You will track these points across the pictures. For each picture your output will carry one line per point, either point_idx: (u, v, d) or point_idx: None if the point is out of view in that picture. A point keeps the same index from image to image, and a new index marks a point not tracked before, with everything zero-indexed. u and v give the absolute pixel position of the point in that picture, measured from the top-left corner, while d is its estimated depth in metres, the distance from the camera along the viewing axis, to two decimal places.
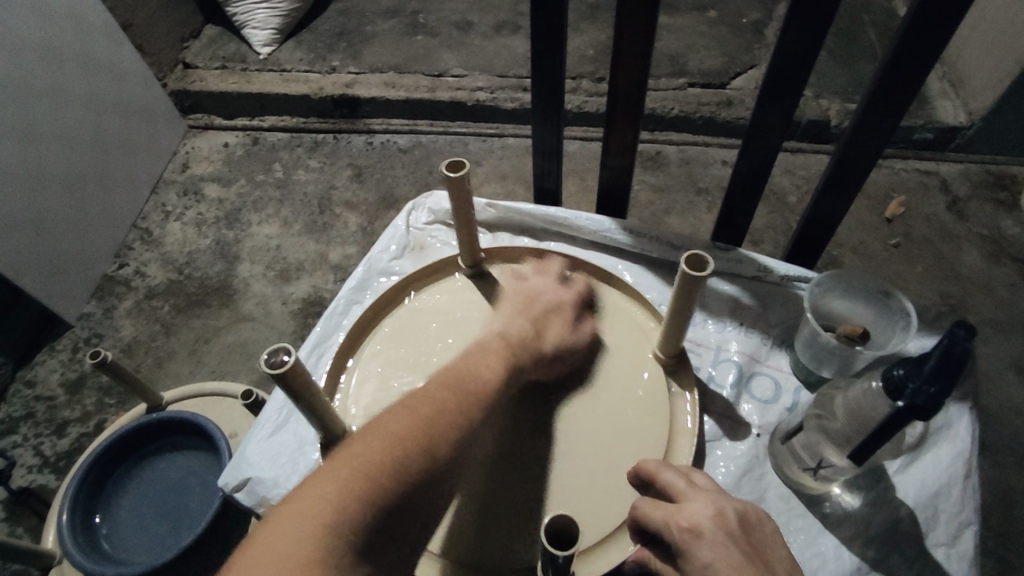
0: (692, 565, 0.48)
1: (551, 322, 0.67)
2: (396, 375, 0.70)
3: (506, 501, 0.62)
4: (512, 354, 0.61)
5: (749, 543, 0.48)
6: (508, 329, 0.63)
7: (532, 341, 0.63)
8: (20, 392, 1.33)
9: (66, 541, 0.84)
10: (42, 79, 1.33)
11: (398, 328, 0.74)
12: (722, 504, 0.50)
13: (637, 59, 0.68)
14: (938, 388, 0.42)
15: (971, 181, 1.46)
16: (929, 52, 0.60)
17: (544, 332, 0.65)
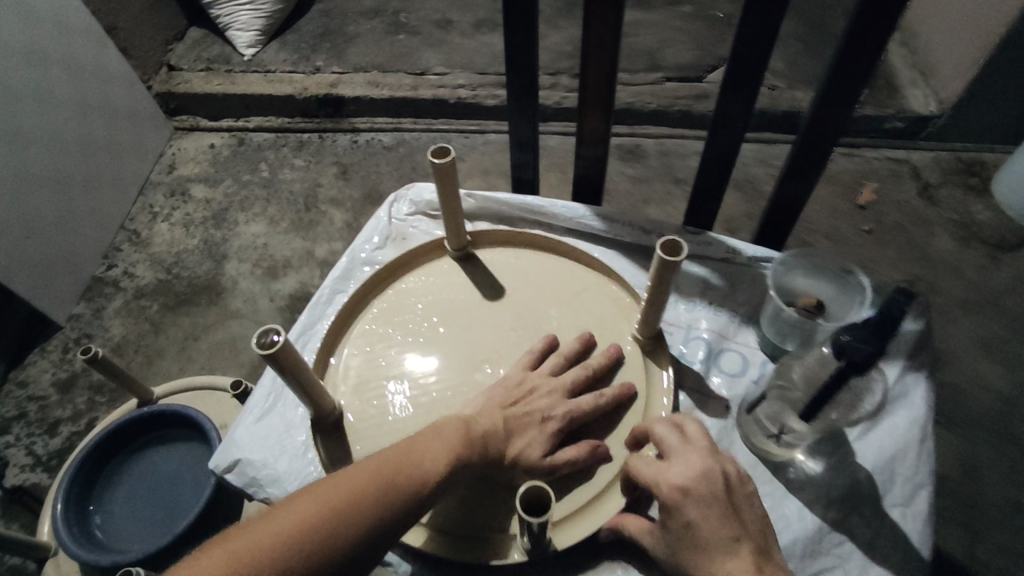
0: (676, 520, 0.52)
1: (530, 425, 0.62)
2: (383, 355, 0.73)
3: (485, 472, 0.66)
4: (467, 449, 0.58)
5: (730, 503, 0.52)
6: (474, 422, 0.60)
7: (494, 443, 0.60)
8: (11, 393, 1.34)
9: (61, 529, 0.86)
10: (26, 83, 1.34)
11: (386, 309, 0.76)
12: (710, 464, 0.54)
13: (605, 52, 0.71)
14: (874, 348, 0.45)
15: (941, 168, 1.50)
16: (879, 40, 0.63)
17: (513, 435, 0.60)
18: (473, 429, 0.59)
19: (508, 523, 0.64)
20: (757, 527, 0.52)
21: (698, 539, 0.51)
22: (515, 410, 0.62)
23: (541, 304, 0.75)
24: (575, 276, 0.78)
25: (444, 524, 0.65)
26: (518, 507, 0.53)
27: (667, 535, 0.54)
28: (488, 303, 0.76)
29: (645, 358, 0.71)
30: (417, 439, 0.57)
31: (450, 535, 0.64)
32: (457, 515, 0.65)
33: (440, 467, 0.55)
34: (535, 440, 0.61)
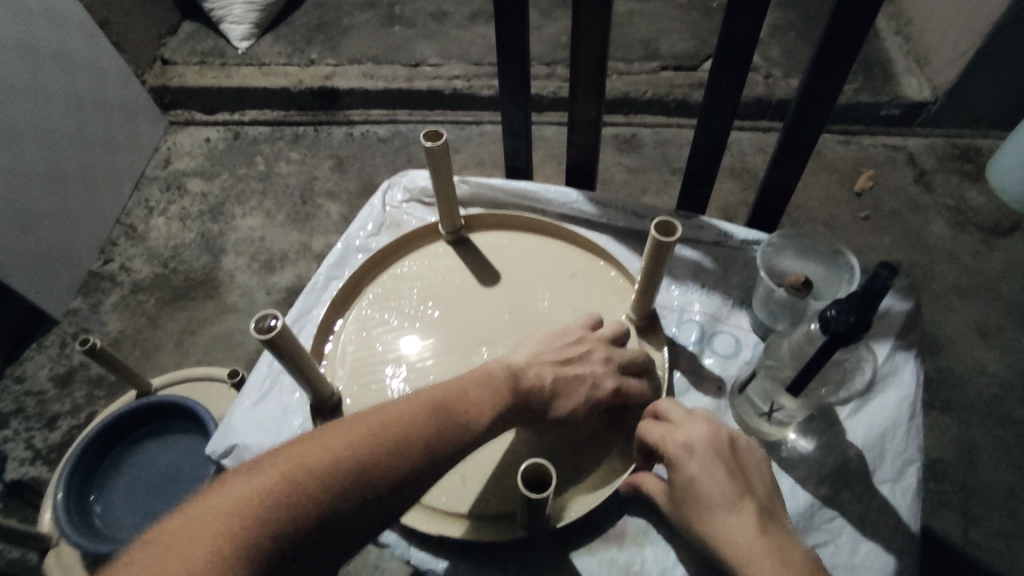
0: (679, 476, 0.54)
1: (575, 390, 0.62)
2: (380, 340, 0.73)
3: (486, 459, 0.67)
4: (514, 399, 0.58)
5: (737, 464, 0.54)
6: (525, 373, 0.60)
7: (539, 397, 0.60)
8: (9, 387, 1.34)
9: (62, 518, 0.86)
10: (20, 77, 1.34)
11: (381, 293, 0.77)
12: (717, 428, 0.56)
13: (595, 37, 0.71)
14: (858, 317, 0.45)
15: (937, 155, 1.51)
16: (864, 23, 0.64)
17: (558, 396, 0.61)
18: (521, 381, 0.60)
19: (512, 504, 0.65)
20: (764, 488, 0.53)
21: (702, 493, 0.52)
22: (567, 370, 0.62)
23: (536, 286, 0.76)
24: (567, 258, 0.78)
25: (445, 505, 0.65)
26: (520, 481, 0.53)
27: (673, 494, 0.55)
28: (482, 286, 0.76)
29: (641, 339, 0.72)
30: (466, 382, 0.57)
31: (450, 513, 0.65)
32: (460, 496, 0.65)
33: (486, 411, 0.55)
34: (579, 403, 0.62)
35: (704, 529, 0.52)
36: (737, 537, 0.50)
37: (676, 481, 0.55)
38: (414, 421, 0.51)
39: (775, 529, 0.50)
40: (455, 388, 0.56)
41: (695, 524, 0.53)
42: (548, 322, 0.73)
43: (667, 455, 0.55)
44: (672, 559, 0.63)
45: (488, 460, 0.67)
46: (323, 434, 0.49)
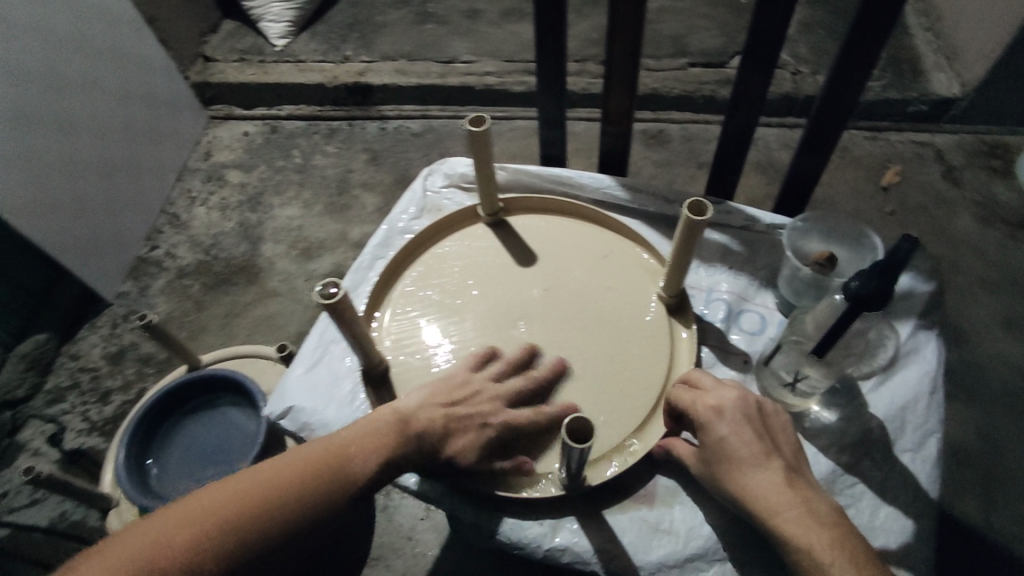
0: (709, 437, 0.58)
1: (463, 432, 0.64)
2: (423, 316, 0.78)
3: None
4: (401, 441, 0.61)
5: (764, 428, 0.58)
6: (416, 415, 0.63)
7: (432, 438, 0.63)
8: (65, 364, 1.42)
9: (123, 478, 0.94)
10: (79, 73, 1.42)
11: (424, 272, 0.82)
12: (745, 394, 0.60)
13: (631, 30, 0.74)
14: (879, 283, 0.49)
15: (965, 150, 1.51)
16: (890, 16, 0.66)
17: (447, 438, 0.63)
18: (411, 424, 0.63)
19: (549, 464, 0.68)
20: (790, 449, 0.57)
21: (731, 452, 0.57)
22: (460, 409, 0.64)
23: (570, 266, 0.80)
24: (601, 241, 0.82)
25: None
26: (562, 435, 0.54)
27: (702, 454, 0.60)
28: (520, 266, 0.81)
29: (671, 316, 0.75)
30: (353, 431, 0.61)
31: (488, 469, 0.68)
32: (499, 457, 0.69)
33: (363, 463, 0.59)
34: (472, 443, 0.64)
35: (732, 485, 0.56)
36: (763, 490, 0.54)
37: (705, 442, 0.59)
38: (283, 484, 0.56)
39: (799, 484, 0.55)
40: (332, 443, 0.60)
41: (723, 481, 0.57)
42: (582, 300, 0.77)
43: (696, 419, 0.60)
44: (700, 518, 0.67)
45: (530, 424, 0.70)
46: (198, 500, 0.55)
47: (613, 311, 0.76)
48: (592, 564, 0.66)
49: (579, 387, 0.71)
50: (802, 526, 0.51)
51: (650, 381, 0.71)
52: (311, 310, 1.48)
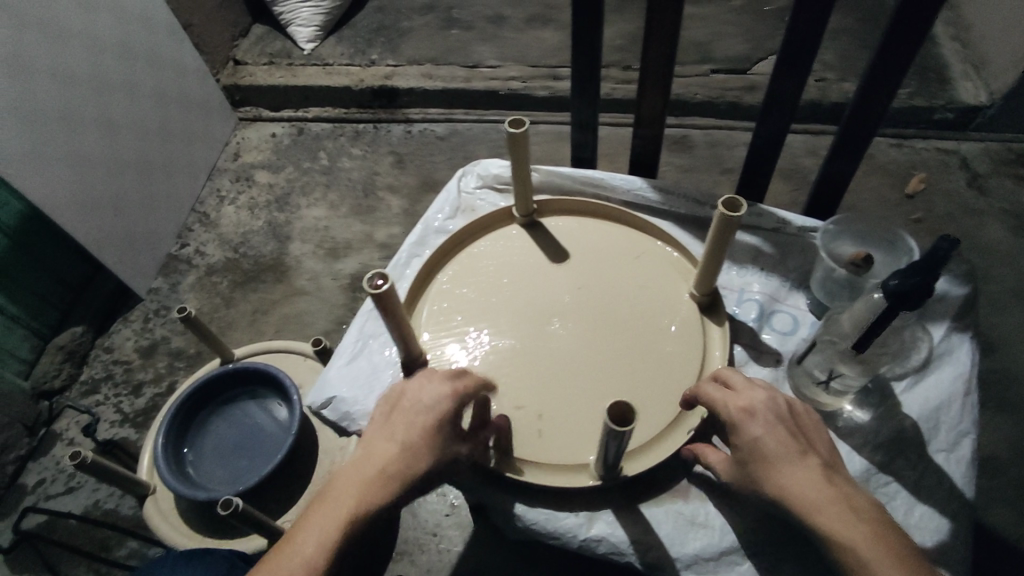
0: (744, 437, 0.59)
1: (419, 431, 0.61)
2: (459, 312, 0.80)
3: (562, 419, 0.71)
4: (367, 488, 0.59)
5: (798, 428, 0.59)
6: (371, 456, 0.61)
7: (395, 462, 0.59)
8: (99, 356, 1.46)
9: (161, 465, 0.96)
10: (117, 75, 1.46)
11: (460, 269, 0.84)
12: (776, 394, 0.60)
13: (667, 34, 0.76)
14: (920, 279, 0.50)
15: (992, 158, 1.50)
16: (923, 22, 0.66)
17: (405, 442, 0.60)
18: (371, 464, 0.60)
19: (587, 455, 0.69)
20: (826, 447, 0.58)
21: (768, 450, 0.57)
22: (401, 424, 0.62)
23: (603, 266, 0.82)
24: (632, 241, 0.84)
25: (520, 453, 0.69)
26: (606, 420, 0.54)
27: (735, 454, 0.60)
28: (554, 264, 0.82)
29: (702, 316, 0.77)
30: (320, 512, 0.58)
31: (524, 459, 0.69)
32: (539, 450, 0.69)
33: (331, 536, 0.57)
34: (430, 433, 0.61)
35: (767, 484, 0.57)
36: (802, 488, 0.55)
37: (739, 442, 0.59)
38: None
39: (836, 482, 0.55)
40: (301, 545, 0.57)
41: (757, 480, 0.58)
42: (614, 298, 0.79)
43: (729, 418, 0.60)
44: (733, 513, 0.68)
45: (567, 417, 0.71)
46: None
47: (646, 310, 0.78)
48: (627, 556, 0.67)
49: (613, 382, 0.72)
50: (847, 526, 0.52)
51: (684, 377, 0.72)
52: (336, 308, 1.50)
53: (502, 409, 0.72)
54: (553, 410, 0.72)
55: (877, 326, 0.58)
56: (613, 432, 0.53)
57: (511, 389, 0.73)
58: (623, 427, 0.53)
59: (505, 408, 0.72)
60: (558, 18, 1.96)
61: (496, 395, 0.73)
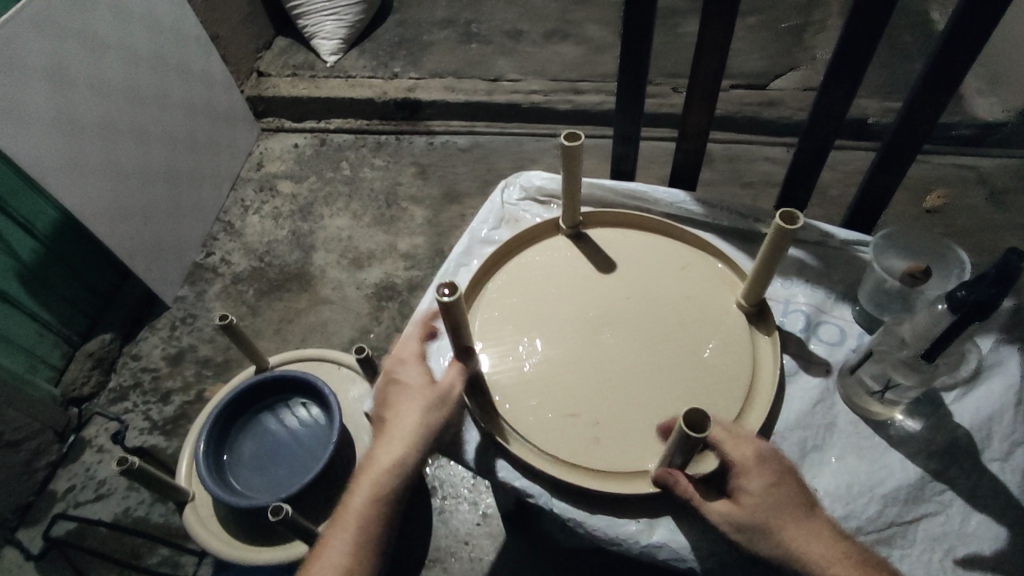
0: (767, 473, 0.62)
1: (406, 389, 0.67)
2: (510, 321, 0.81)
3: (619, 426, 0.72)
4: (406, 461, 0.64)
5: (800, 483, 0.62)
6: (393, 429, 0.65)
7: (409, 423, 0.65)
8: (127, 364, 1.47)
9: (202, 471, 0.98)
10: (150, 86, 1.48)
11: (509, 278, 0.85)
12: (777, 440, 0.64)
13: (716, 53, 0.78)
14: (998, 290, 0.55)
15: (1009, 174, 1.52)
16: (974, 42, 0.69)
17: (401, 402, 0.66)
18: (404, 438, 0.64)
19: (646, 461, 0.70)
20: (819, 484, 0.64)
21: (780, 500, 0.60)
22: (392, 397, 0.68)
23: (650, 276, 0.83)
24: (677, 253, 0.86)
25: (580, 460, 0.70)
26: (680, 426, 0.55)
27: (743, 502, 0.61)
28: (601, 275, 0.84)
29: (750, 326, 0.79)
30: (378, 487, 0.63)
31: (583, 466, 0.70)
32: (598, 457, 0.70)
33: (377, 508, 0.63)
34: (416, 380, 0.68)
35: (776, 535, 0.59)
36: (805, 542, 0.59)
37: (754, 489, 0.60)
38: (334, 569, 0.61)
39: (832, 537, 0.59)
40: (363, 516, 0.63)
41: (766, 530, 0.59)
42: (663, 308, 0.80)
43: (737, 463, 0.62)
44: None
45: (624, 426, 0.72)
46: None
47: (694, 320, 0.79)
48: (689, 561, 0.68)
49: (665, 391, 0.74)
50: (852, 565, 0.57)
51: (736, 386, 0.74)
52: (362, 318, 1.51)
53: (559, 417, 0.73)
54: (610, 418, 0.73)
55: (946, 337, 0.62)
56: (690, 436, 0.54)
57: (566, 397, 0.75)
58: (699, 434, 0.55)
59: (562, 415, 0.73)
60: (577, 33, 1.98)
61: (551, 404, 0.74)
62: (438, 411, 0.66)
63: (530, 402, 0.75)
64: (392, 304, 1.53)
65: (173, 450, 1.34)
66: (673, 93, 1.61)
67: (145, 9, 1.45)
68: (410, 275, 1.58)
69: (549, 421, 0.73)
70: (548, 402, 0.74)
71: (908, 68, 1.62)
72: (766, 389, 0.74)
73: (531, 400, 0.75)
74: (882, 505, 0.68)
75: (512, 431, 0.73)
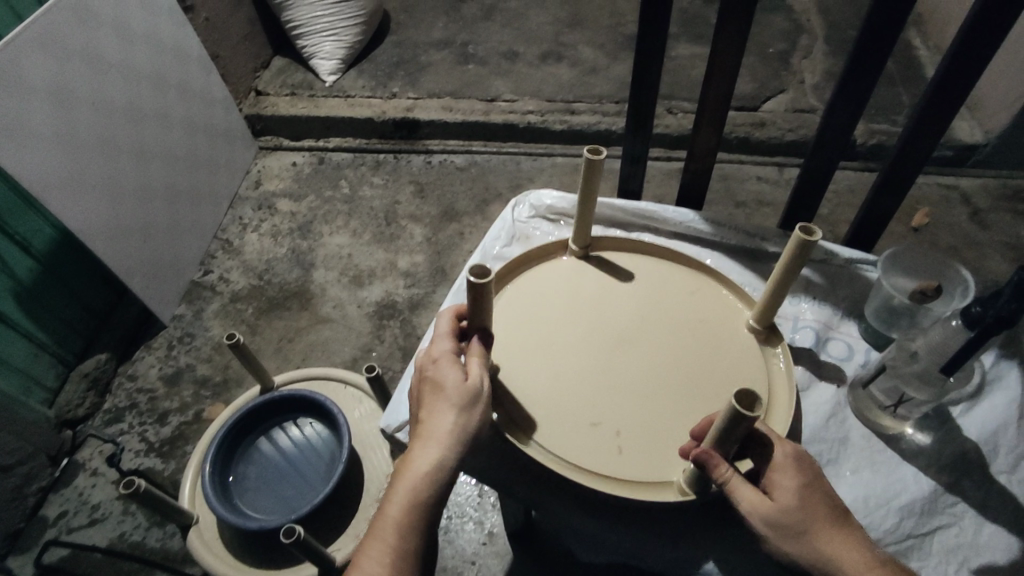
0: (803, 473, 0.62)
1: (438, 385, 0.66)
2: (527, 329, 0.83)
3: (638, 438, 0.73)
4: (440, 463, 0.63)
5: (830, 488, 0.61)
6: (427, 429, 0.64)
7: (440, 423, 0.64)
8: (122, 385, 1.45)
9: (208, 491, 0.97)
10: (152, 103, 1.49)
11: (524, 290, 0.87)
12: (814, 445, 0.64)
13: (724, 81, 0.85)
14: (1017, 305, 0.58)
15: (990, 193, 1.58)
16: (972, 70, 0.73)
17: (433, 400, 0.66)
18: (437, 438, 0.63)
19: (668, 475, 0.70)
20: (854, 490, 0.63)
21: (814, 501, 0.59)
22: (425, 395, 0.67)
23: (659, 298, 0.86)
24: (686, 277, 0.89)
25: (603, 470, 0.71)
26: (729, 407, 0.55)
27: (778, 501, 0.59)
28: (611, 293, 0.87)
29: (761, 346, 0.81)
30: (415, 492, 0.62)
31: (607, 476, 0.70)
32: (620, 467, 0.71)
33: (414, 512, 0.62)
34: (445, 375, 0.66)
35: (811, 537, 0.57)
36: (837, 547, 0.57)
37: (789, 487, 0.59)
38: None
39: (861, 547, 0.58)
40: (399, 520, 0.62)
41: (801, 532, 0.58)
42: (673, 327, 0.83)
43: (774, 460, 0.61)
44: None
45: (643, 438, 0.73)
46: None
47: (704, 337, 0.82)
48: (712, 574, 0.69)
49: (680, 404, 0.75)
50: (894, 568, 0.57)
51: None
52: (363, 336, 1.51)
53: (580, 427, 0.74)
54: (628, 429, 0.74)
55: (966, 352, 0.64)
56: (741, 416, 0.54)
57: (585, 407, 0.76)
58: (750, 415, 0.55)
59: (582, 425, 0.74)
60: (571, 55, 2.02)
61: (571, 413, 0.75)
62: (472, 409, 0.65)
63: (550, 413, 0.75)
64: (393, 322, 1.53)
65: (170, 472, 1.32)
66: (668, 114, 1.65)
67: (149, 28, 1.47)
68: (410, 293, 1.58)
69: (569, 430, 0.74)
70: (567, 411, 0.75)
71: (893, 91, 1.68)
72: (782, 406, 0.75)
73: (552, 409, 0.75)
74: (899, 517, 0.71)
75: (535, 441, 0.73)
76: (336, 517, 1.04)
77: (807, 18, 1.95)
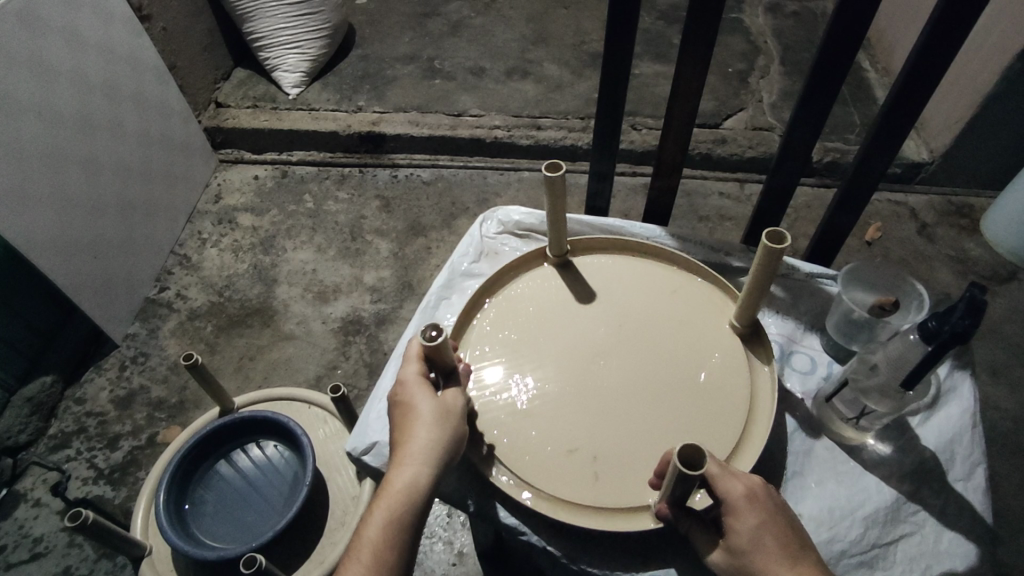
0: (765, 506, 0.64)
1: (413, 406, 0.66)
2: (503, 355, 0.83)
3: (617, 460, 0.74)
4: (419, 482, 0.62)
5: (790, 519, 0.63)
6: (404, 448, 0.64)
7: (419, 441, 0.63)
8: (69, 408, 1.38)
9: (163, 521, 0.92)
10: (104, 115, 1.43)
11: (502, 314, 0.88)
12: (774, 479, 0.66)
13: (688, 100, 0.87)
14: (970, 321, 0.61)
15: (937, 209, 1.66)
16: (922, 94, 0.77)
17: (410, 421, 0.65)
18: (417, 456, 0.63)
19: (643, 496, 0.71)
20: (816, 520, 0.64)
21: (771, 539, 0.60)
22: (400, 416, 0.66)
23: (631, 308, 0.87)
24: (658, 283, 0.90)
25: (582, 500, 0.72)
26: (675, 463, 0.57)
27: (731, 542, 0.61)
28: (587, 307, 0.88)
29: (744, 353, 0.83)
30: (395, 511, 0.61)
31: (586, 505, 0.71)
32: (598, 496, 0.72)
33: (394, 530, 0.60)
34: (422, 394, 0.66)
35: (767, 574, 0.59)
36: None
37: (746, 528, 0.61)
38: None
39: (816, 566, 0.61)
40: (378, 540, 0.60)
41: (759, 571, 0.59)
42: (647, 338, 0.84)
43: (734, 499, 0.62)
44: None
45: (623, 461, 0.74)
46: None
47: (677, 345, 0.83)
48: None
49: (654, 419, 0.77)
50: None
51: (730, 417, 0.77)
52: (327, 353, 1.47)
53: (557, 455, 0.75)
54: (606, 451, 0.75)
55: (922, 367, 0.66)
56: (684, 473, 0.56)
57: (561, 435, 0.76)
58: (694, 471, 0.57)
59: (559, 451, 0.75)
60: (537, 72, 2.04)
61: (549, 439, 0.76)
62: (450, 430, 0.65)
63: (526, 443, 0.76)
64: (358, 339, 1.50)
65: (121, 500, 1.25)
66: (633, 131, 1.68)
67: (100, 37, 1.41)
68: (377, 308, 1.56)
69: (546, 455, 0.75)
70: (544, 442, 0.76)
71: (845, 111, 1.75)
72: (761, 414, 0.78)
73: (528, 439, 0.76)
74: (863, 528, 0.74)
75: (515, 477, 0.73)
76: (300, 543, 1.00)
77: (764, 40, 2.02)
